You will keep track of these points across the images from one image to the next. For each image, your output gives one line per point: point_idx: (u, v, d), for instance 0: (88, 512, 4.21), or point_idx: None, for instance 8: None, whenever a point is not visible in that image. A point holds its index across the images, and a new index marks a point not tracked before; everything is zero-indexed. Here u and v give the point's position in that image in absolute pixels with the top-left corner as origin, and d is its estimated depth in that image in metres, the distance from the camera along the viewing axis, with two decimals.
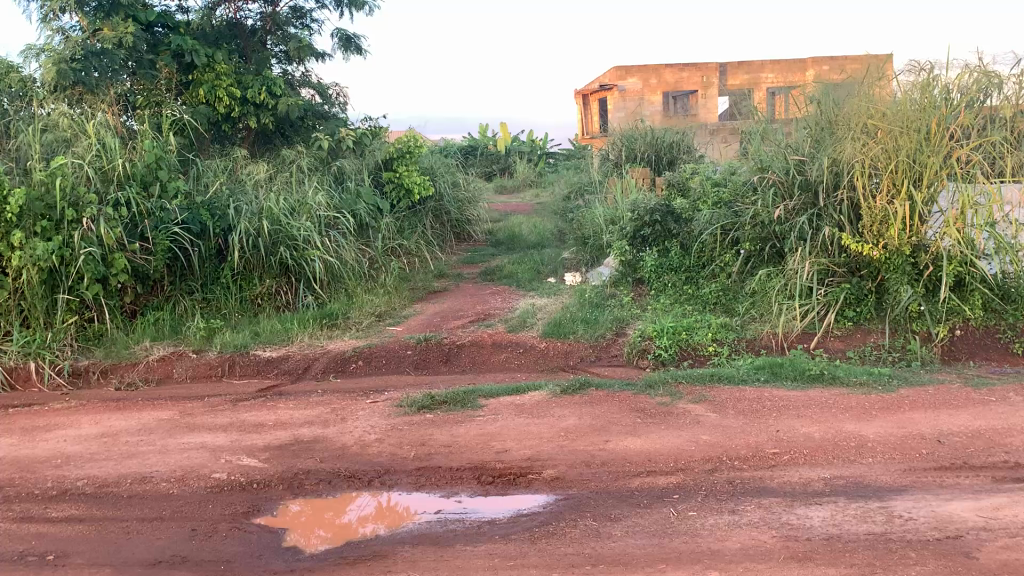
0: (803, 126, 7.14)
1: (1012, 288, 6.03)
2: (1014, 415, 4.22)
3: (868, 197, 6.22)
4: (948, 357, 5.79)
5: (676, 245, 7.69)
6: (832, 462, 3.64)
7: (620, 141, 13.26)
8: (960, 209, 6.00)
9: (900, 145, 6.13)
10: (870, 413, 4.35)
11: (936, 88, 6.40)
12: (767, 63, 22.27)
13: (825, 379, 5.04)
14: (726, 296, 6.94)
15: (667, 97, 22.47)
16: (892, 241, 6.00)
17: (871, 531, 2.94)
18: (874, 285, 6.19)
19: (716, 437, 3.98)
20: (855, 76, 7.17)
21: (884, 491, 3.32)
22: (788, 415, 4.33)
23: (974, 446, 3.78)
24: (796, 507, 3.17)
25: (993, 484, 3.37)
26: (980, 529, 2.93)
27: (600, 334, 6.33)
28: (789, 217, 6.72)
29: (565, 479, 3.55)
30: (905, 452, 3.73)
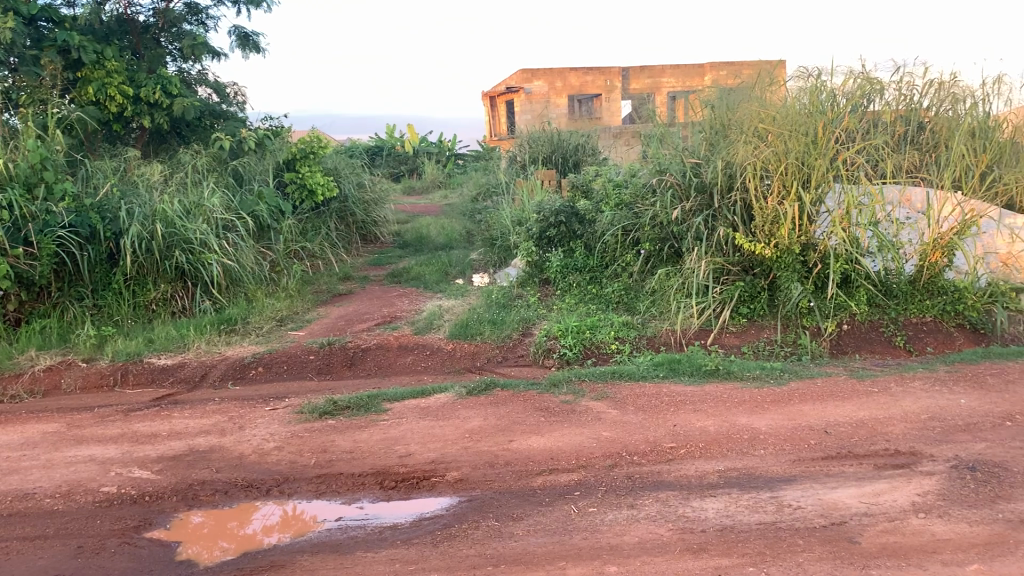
0: (699, 130, 7.37)
1: (894, 284, 6.35)
2: (895, 406, 4.44)
3: (760, 198, 6.40)
4: (836, 350, 6.05)
5: (581, 245, 7.85)
6: (726, 455, 3.75)
7: (527, 142, 13.37)
8: (845, 209, 6.24)
9: (789, 147, 6.36)
10: (762, 406, 4.51)
11: (823, 94, 6.91)
12: (667, 67, 22.95)
13: (721, 374, 5.20)
14: (629, 295, 7.08)
15: (573, 100, 22.82)
16: (783, 241, 6.22)
17: (762, 520, 3.05)
18: (767, 283, 6.42)
19: (617, 434, 4.06)
20: (749, 81, 7.49)
21: (775, 481, 3.44)
22: (686, 409, 4.45)
23: (858, 435, 3.97)
24: (692, 500, 3.26)
25: (874, 471, 3.54)
26: (862, 515, 3.08)
27: (506, 335, 6.38)
28: (687, 217, 6.89)
29: (468, 481, 3.55)
30: (795, 443, 3.88)
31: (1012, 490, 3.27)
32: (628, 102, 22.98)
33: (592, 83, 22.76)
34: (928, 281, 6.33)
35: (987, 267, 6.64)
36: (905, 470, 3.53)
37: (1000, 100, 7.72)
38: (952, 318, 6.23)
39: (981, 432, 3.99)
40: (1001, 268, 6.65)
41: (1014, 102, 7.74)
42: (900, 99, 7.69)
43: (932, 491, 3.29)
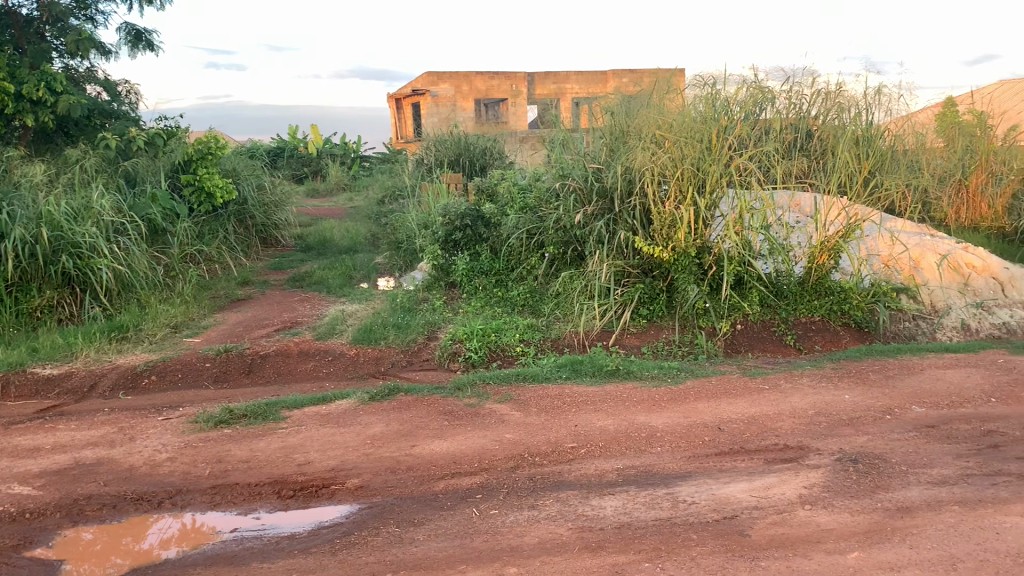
0: (600, 135, 7.50)
1: (784, 285, 6.60)
2: (785, 402, 4.63)
3: (657, 203, 6.57)
4: (731, 349, 6.25)
5: (486, 249, 7.89)
6: (624, 453, 3.83)
7: (433, 143, 13.33)
8: (739, 213, 6.46)
9: (685, 154, 6.54)
10: (660, 405, 4.62)
11: (718, 101, 7.14)
12: (572, 73, 23.42)
13: (621, 374, 5.30)
14: (534, 298, 7.15)
15: (479, 104, 22.94)
16: (679, 244, 6.41)
17: (658, 516, 3.13)
18: (665, 285, 6.59)
19: (518, 435, 4.09)
20: (648, 89, 7.68)
21: (671, 478, 3.53)
22: (586, 409, 4.52)
23: (749, 431, 4.12)
24: (591, 498, 3.32)
25: (764, 465, 3.67)
26: (752, 508, 3.20)
27: (411, 340, 6.36)
28: (589, 221, 7.00)
29: (368, 488, 3.52)
30: (690, 440, 4.00)
31: (890, 480, 3.45)
32: (534, 107, 23.28)
33: (498, 88, 22.90)
34: (816, 281, 6.60)
35: (870, 268, 7.00)
36: (793, 464, 3.68)
37: (881, 111, 8.15)
38: (839, 318, 6.54)
39: (863, 426, 4.19)
40: (883, 269, 7.02)
41: (894, 113, 8.22)
42: (791, 107, 8.02)
43: (817, 483, 3.44)
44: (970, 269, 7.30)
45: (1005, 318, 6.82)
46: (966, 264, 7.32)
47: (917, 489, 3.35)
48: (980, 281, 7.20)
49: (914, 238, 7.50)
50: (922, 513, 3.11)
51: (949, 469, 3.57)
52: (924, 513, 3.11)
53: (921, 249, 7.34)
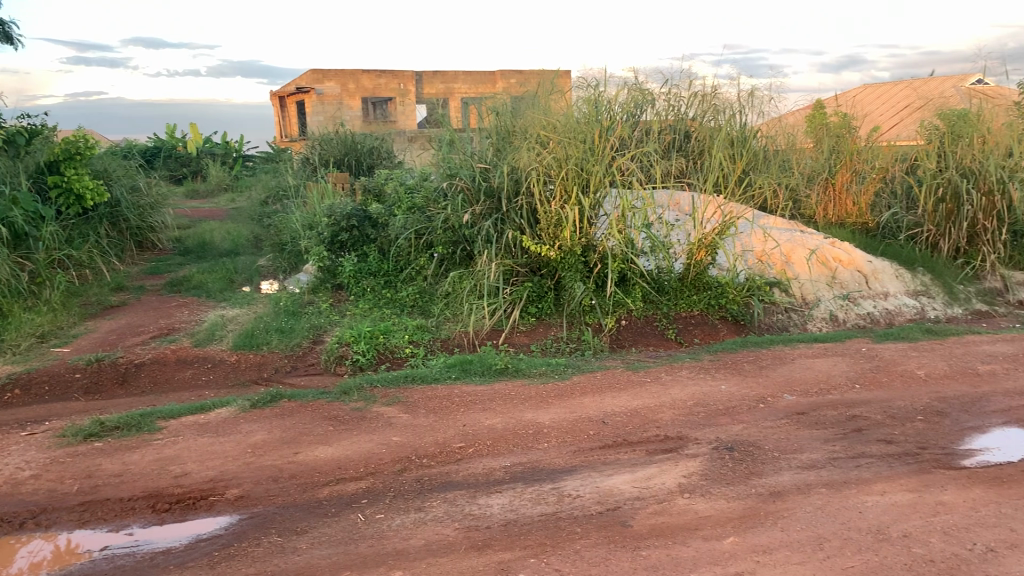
0: (486, 135, 7.52)
1: (666, 281, 6.79)
2: (666, 394, 4.77)
3: (543, 202, 6.64)
4: (616, 344, 6.39)
5: (374, 250, 7.79)
6: (512, 451, 3.86)
7: (318, 142, 13.08)
8: (621, 212, 6.62)
9: (569, 154, 6.64)
10: (547, 401, 4.68)
11: (601, 102, 7.29)
12: (459, 73, 23.52)
13: (509, 373, 5.33)
14: (423, 298, 7.11)
15: (367, 103, 22.65)
16: (565, 242, 6.51)
17: (544, 511, 3.17)
18: (553, 283, 6.68)
19: (406, 438, 4.06)
20: (534, 90, 7.76)
21: (557, 473, 3.58)
22: (475, 409, 4.53)
23: (632, 424, 4.22)
24: (478, 497, 3.33)
25: (646, 456, 3.77)
26: (634, 499, 3.28)
27: (296, 344, 6.22)
28: (477, 221, 7.00)
29: (249, 497, 3.42)
30: (575, 435, 4.07)
31: (763, 467, 3.60)
32: (422, 106, 23.24)
33: (386, 86, 22.72)
34: (695, 277, 6.83)
35: (746, 263, 7.29)
36: (673, 454, 3.80)
37: (754, 113, 8.52)
38: (716, 311, 6.78)
39: (739, 414, 4.37)
40: (758, 264, 7.33)
41: (766, 115, 8.59)
42: (669, 109, 8.29)
43: (696, 472, 3.56)
44: (837, 262, 7.68)
45: (869, 309, 7.29)
46: (834, 258, 7.68)
47: (788, 473, 3.51)
48: (846, 273, 7.59)
49: (785, 234, 7.83)
50: (792, 496, 3.27)
51: (817, 453, 3.75)
52: (794, 497, 3.26)
53: (792, 244, 7.67)
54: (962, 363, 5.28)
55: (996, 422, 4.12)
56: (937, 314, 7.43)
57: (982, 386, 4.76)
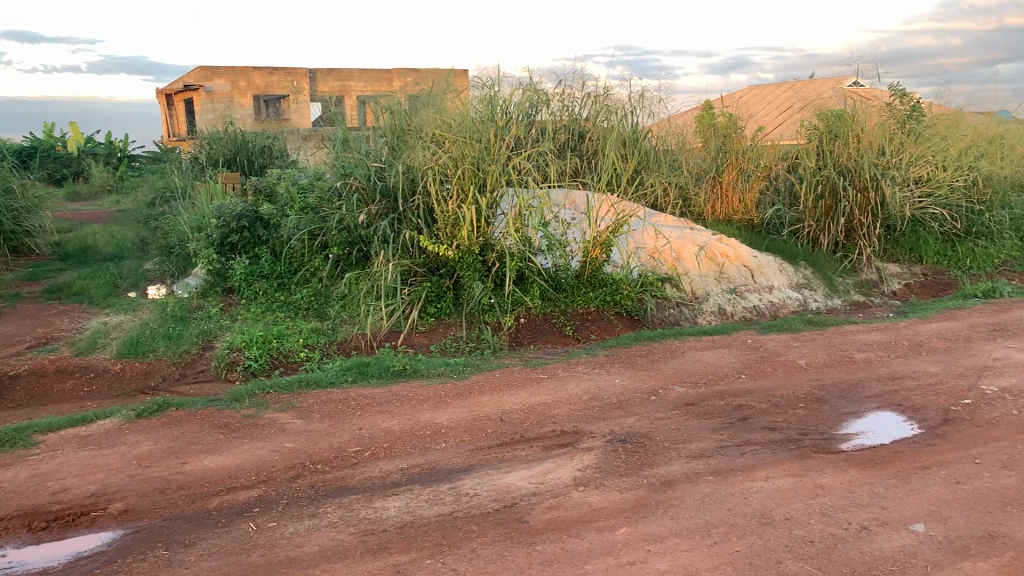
0: (381, 134, 7.44)
1: (563, 279, 6.88)
2: (563, 389, 4.84)
3: (440, 201, 6.62)
4: (515, 342, 6.43)
5: (266, 251, 7.58)
6: (409, 452, 3.84)
7: (207, 141, 12.68)
8: (518, 211, 6.67)
9: (465, 153, 6.66)
10: (445, 401, 4.68)
11: (496, 102, 7.31)
12: (355, 71, 23.26)
13: (407, 374, 5.30)
14: (318, 300, 6.98)
15: (259, 100, 22.14)
16: (463, 241, 6.49)
17: (441, 512, 3.16)
18: (451, 283, 6.68)
19: (300, 444, 3.98)
20: (429, 89, 7.73)
21: (454, 472, 3.59)
22: (371, 411, 4.49)
23: (529, 420, 4.27)
24: (374, 501, 3.30)
25: (542, 452, 3.82)
26: (530, 494, 3.31)
27: (184, 351, 6.01)
28: (372, 221, 6.92)
29: (134, 511, 3.29)
30: (473, 433, 4.08)
31: (654, 457, 3.70)
32: (317, 105, 22.86)
33: (279, 84, 22.24)
34: (591, 274, 6.95)
35: (638, 260, 7.45)
36: (568, 448, 3.85)
37: (645, 114, 8.75)
38: (612, 307, 6.92)
39: (632, 407, 4.47)
40: (650, 261, 7.52)
41: (656, 116, 8.82)
42: (563, 109, 8.41)
43: (590, 465, 3.62)
44: (725, 257, 7.95)
45: (755, 302, 7.60)
46: (721, 254, 7.95)
47: (678, 463, 3.61)
48: (733, 268, 7.86)
49: (676, 231, 8.05)
50: (683, 485, 3.37)
51: (706, 443, 3.88)
52: (684, 486, 3.36)
53: (682, 240, 7.89)
54: (840, 351, 5.55)
55: (870, 407, 4.35)
56: (818, 305, 7.80)
57: (857, 373, 5.02)
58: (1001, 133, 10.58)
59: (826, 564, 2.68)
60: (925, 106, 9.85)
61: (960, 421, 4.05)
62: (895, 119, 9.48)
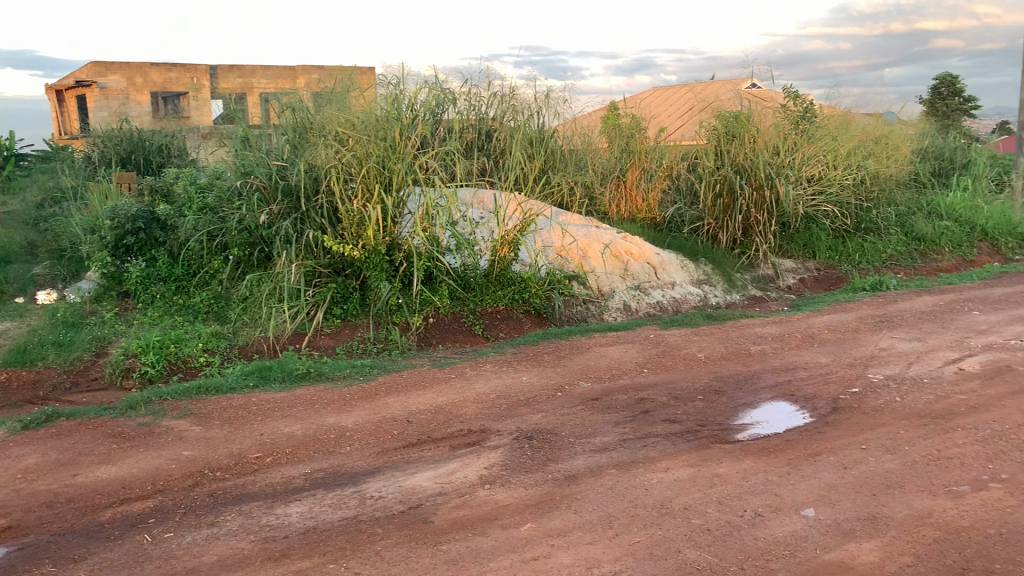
0: (283, 133, 7.29)
1: (471, 278, 6.88)
2: (469, 389, 4.84)
3: (344, 200, 6.53)
4: (424, 342, 6.40)
5: (163, 253, 7.33)
6: (312, 457, 3.78)
7: (100, 139, 12.18)
8: (425, 210, 6.63)
9: (369, 152, 6.58)
10: (350, 403, 4.62)
11: (403, 100, 7.22)
12: (258, 68, 22.72)
13: (312, 377, 5.22)
14: (219, 303, 6.80)
15: (157, 97, 21.42)
16: (369, 241, 6.41)
17: (344, 516, 3.12)
18: (358, 283, 6.60)
19: (198, 451, 3.87)
20: (332, 86, 7.61)
21: (359, 476, 3.55)
22: (273, 416, 4.39)
23: (435, 420, 4.25)
24: (275, 507, 3.23)
25: (448, 451, 3.81)
26: (436, 495, 3.31)
27: (75, 358, 5.75)
28: (274, 221, 6.77)
29: (19, 528, 3.13)
30: (378, 435, 4.04)
31: (559, 453, 3.74)
32: (218, 102, 22.23)
33: (177, 81, 21.54)
34: (499, 273, 6.98)
35: (546, 259, 7.51)
36: (474, 447, 3.86)
37: (551, 114, 8.86)
38: (520, 305, 6.97)
39: (538, 404, 4.51)
40: (557, 259, 7.60)
41: (562, 116, 8.93)
42: (470, 109, 8.41)
43: (496, 463, 3.64)
44: (629, 255, 8.11)
45: (658, 298, 7.77)
46: (625, 251, 8.10)
47: (583, 458, 3.67)
48: (637, 265, 8.02)
49: (582, 229, 8.15)
50: (587, 479, 3.42)
51: (609, 437, 3.94)
52: (588, 479, 3.41)
53: (588, 239, 8.00)
54: (737, 344, 5.74)
55: (765, 398, 4.50)
56: (718, 301, 8.06)
57: (753, 365, 5.19)
58: (887, 133, 11.03)
59: (722, 551, 2.77)
60: (816, 107, 10.24)
61: (848, 409, 4.24)
62: (789, 120, 9.83)
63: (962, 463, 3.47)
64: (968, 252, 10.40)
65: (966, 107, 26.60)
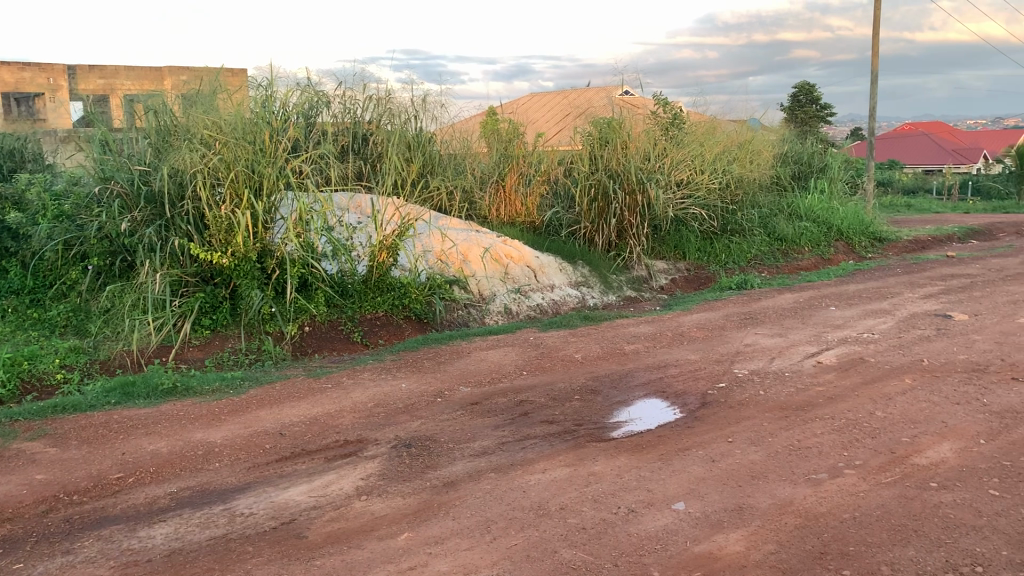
0: (145, 136, 6.97)
1: (348, 284, 6.76)
2: (346, 398, 4.75)
3: (212, 206, 6.29)
4: (299, 352, 6.22)
5: (16, 265, 6.98)
6: (179, 475, 3.62)
7: None
8: (298, 216, 6.46)
9: (238, 155, 6.37)
10: (219, 418, 4.45)
11: (274, 103, 7.04)
12: (122, 68, 21.70)
13: (179, 392, 4.99)
14: (78, 316, 6.43)
15: (9, 98, 20.36)
16: (239, 248, 6.19)
17: (212, 535, 3.00)
18: (228, 292, 6.36)
19: (53, 475, 3.63)
20: (198, 87, 7.34)
21: (228, 493, 3.41)
22: (137, 434, 4.18)
23: (311, 432, 4.15)
24: (138, 530, 3.07)
25: (324, 463, 3.73)
26: (310, 509, 3.22)
27: None
28: (137, 228, 6.46)
29: None
30: (250, 450, 3.91)
31: (438, 459, 3.72)
32: (78, 103, 21.09)
33: (32, 81, 20.34)
34: (378, 279, 6.88)
35: (426, 263, 7.46)
36: (351, 458, 3.79)
37: (429, 119, 8.80)
38: (400, 312, 6.90)
39: (417, 411, 4.47)
40: (438, 264, 7.54)
41: (440, 121, 8.91)
42: (345, 112, 8.29)
43: (373, 473, 3.59)
44: (509, 259, 8.13)
45: (538, 301, 7.86)
46: (506, 255, 8.12)
47: (461, 463, 3.65)
48: (517, 269, 8.07)
49: (461, 234, 8.14)
50: (465, 485, 3.41)
51: (488, 440, 3.95)
52: (466, 485, 3.40)
53: (468, 243, 7.99)
54: (612, 344, 5.87)
55: (638, 395, 4.62)
56: (595, 302, 8.24)
57: (627, 364, 5.32)
58: (749, 139, 11.56)
59: (597, 549, 2.81)
60: (684, 113, 10.62)
61: (716, 403, 4.40)
62: (659, 126, 10.17)
63: (820, 452, 3.65)
64: (825, 252, 11.10)
65: (822, 114, 28.26)
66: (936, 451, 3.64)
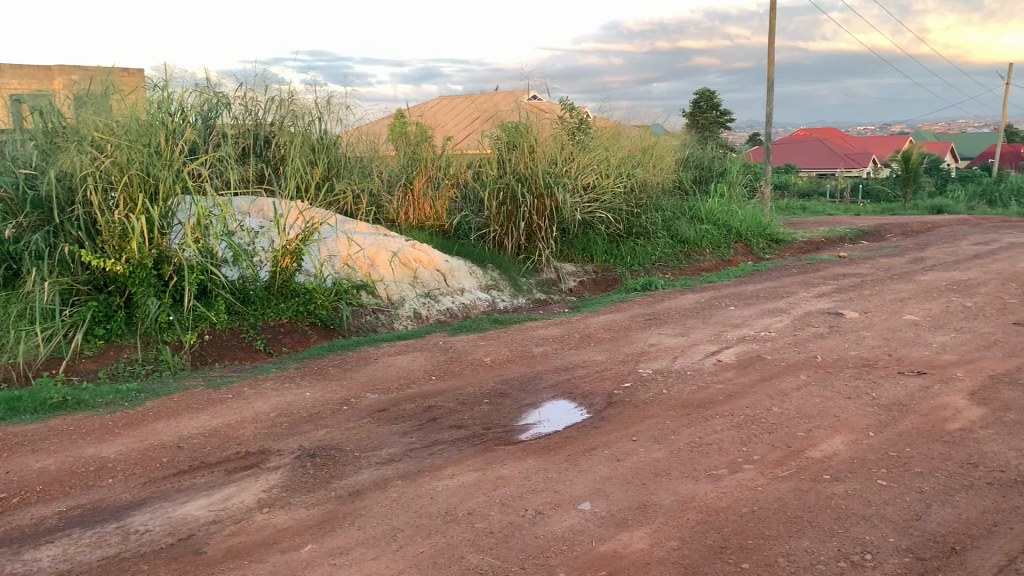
0: (31, 138, 6.63)
1: (251, 290, 6.59)
2: (249, 408, 4.63)
3: (104, 211, 6.03)
4: (199, 361, 6.02)
5: None
6: (69, 493, 3.45)
7: None
8: (196, 221, 6.25)
9: (132, 158, 6.13)
10: (113, 432, 4.26)
11: (170, 104, 6.81)
12: (8, 67, 20.65)
13: (69, 406, 4.76)
14: None
15: None
16: (134, 255, 5.95)
17: (104, 555, 2.87)
18: (123, 300, 6.11)
19: None
20: (88, 88, 7.04)
21: (122, 510, 3.27)
22: (23, 451, 3.97)
23: (210, 444, 4.02)
24: (23, 553, 2.91)
25: (224, 476, 3.62)
26: (209, 523, 3.12)
27: None
28: (22, 235, 6.13)
29: None
30: (146, 464, 3.77)
31: (343, 468, 3.66)
32: None
33: None
34: (281, 285, 6.74)
35: (332, 269, 7.34)
36: (253, 470, 3.69)
37: (334, 122, 8.68)
38: (305, 318, 6.76)
39: (322, 420, 4.39)
40: (344, 269, 7.43)
41: (346, 122, 8.79)
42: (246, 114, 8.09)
43: (276, 484, 3.50)
44: (417, 262, 8.07)
45: (448, 305, 7.83)
46: (414, 259, 8.06)
47: (367, 471, 3.60)
48: (426, 273, 8.02)
49: (369, 238, 8.03)
50: (371, 494, 3.36)
51: (395, 448, 3.91)
52: (371, 493, 3.36)
53: (376, 247, 7.88)
54: (520, 347, 5.90)
55: (546, 397, 4.65)
56: (504, 305, 8.27)
57: (535, 366, 5.35)
58: (652, 144, 11.81)
59: (504, 552, 2.81)
60: (589, 119, 10.76)
61: (620, 403, 4.47)
62: (566, 130, 10.29)
63: (720, 448, 3.75)
64: (725, 253, 11.45)
65: (723, 120, 29.16)
66: (829, 444, 3.78)
